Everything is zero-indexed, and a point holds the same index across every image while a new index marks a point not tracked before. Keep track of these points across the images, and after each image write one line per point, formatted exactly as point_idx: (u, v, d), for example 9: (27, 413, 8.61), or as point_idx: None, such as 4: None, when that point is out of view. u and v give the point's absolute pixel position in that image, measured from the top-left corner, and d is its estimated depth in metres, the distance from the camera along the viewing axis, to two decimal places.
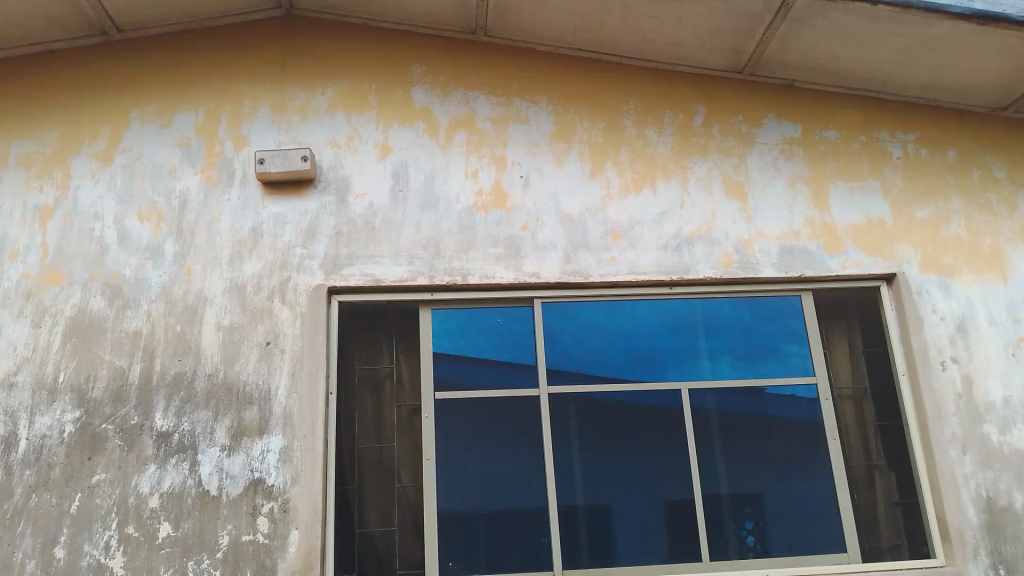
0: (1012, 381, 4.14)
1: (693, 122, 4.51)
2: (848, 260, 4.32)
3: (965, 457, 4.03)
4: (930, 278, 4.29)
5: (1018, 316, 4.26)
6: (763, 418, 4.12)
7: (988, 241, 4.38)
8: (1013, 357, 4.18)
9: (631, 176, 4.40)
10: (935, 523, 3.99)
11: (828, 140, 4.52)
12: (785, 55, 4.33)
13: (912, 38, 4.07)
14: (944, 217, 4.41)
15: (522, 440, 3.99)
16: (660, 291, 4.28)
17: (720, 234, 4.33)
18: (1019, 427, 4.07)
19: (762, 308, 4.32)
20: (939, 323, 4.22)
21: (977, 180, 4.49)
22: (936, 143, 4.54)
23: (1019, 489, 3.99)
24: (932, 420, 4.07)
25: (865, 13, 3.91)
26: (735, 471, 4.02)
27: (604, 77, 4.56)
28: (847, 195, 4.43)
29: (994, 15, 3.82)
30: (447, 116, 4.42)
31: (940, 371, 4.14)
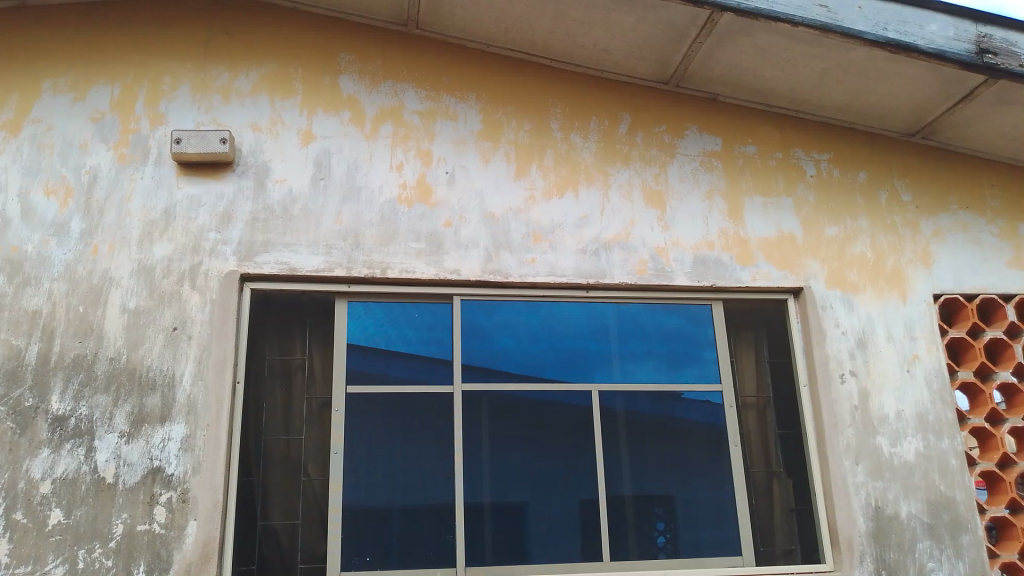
0: (905, 395, 4.34)
1: (618, 129, 4.58)
2: (758, 272, 4.45)
3: (858, 467, 4.20)
4: (835, 294, 4.46)
5: (914, 334, 4.46)
6: (669, 422, 4.22)
7: (890, 261, 4.58)
8: (908, 373, 4.38)
9: (555, 179, 4.44)
10: (827, 530, 4.15)
11: (746, 155, 4.65)
12: (709, 69, 4.43)
13: (829, 61, 4.21)
14: (850, 236, 4.59)
15: (433, 436, 3.98)
16: (577, 294, 4.33)
17: (638, 242, 4.41)
18: (909, 440, 4.28)
19: (675, 315, 4.43)
20: (840, 337, 4.39)
21: (883, 203, 4.69)
22: (847, 164, 4.72)
23: (905, 498, 4.18)
24: (829, 430, 4.24)
25: (785, 34, 4.03)
26: (641, 474, 4.10)
27: (534, 78, 4.58)
28: (761, 210, 4.57)
29: (905, 44, 3.97)
30: (374, 107, 4.37)
31: (840, 384, 4.31)
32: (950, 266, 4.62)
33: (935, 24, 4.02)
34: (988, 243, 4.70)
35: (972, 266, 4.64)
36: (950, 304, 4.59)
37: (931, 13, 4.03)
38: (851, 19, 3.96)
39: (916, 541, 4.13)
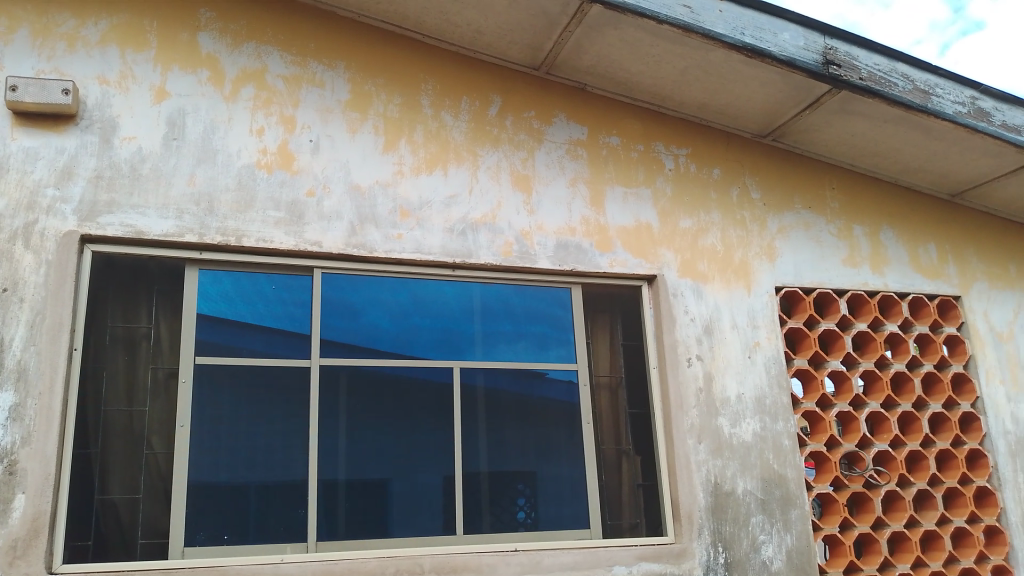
0: (745, 380, 4.62)
1: (488, 111, 4.61)
2: (615, 258, 4.61)
3: (700, 446, 4.44)
4: (685, 282, 4.69)
5: (756, 322, 4.75)
6: (526, 400, 4.33)
7: (737, 254, 4.84)
8: (749, 358, 4.67)
9: (424, 155, 4.42)
10: (669, 505, 4.37)
11: (609, 146, 4.80)
12: (578, 59, 4.53)
13: (689, 60, 4.40)
14: (702, 228, 4.83)
15: (286, 411, 3.90)
16: (442, 272, 4.35)
17: (504, 224, 4.47)
18: (747, 421, 4.56)
19: (536, 296, 4.52)
20: (689, 323, 4.62)
21: (734, 199, 4.95)
22: (703, 160, 4.95)
23: (742, 476, 4.46)
24: (675, 410, 4.45)
25: (650, 30, 4.17)
26: (496, 451, 4.18)
27: (406, 54, 4.54)
28: (621, 199, 4.72)
29: (760, 50, 4.19)
30: (235, 68, 4.21)
31: (686, 367, 4.53)
32: (791, 261, 4.94)
33: (787, 33, 4.26)
34: (826, 240, 5.05)
35: (810, 261, 4.98)
36: (790, 296, 4.92)
37: (784, 22, 4.26)
38: (712, 21, 4.14)
39: (750, 516, 4.41)
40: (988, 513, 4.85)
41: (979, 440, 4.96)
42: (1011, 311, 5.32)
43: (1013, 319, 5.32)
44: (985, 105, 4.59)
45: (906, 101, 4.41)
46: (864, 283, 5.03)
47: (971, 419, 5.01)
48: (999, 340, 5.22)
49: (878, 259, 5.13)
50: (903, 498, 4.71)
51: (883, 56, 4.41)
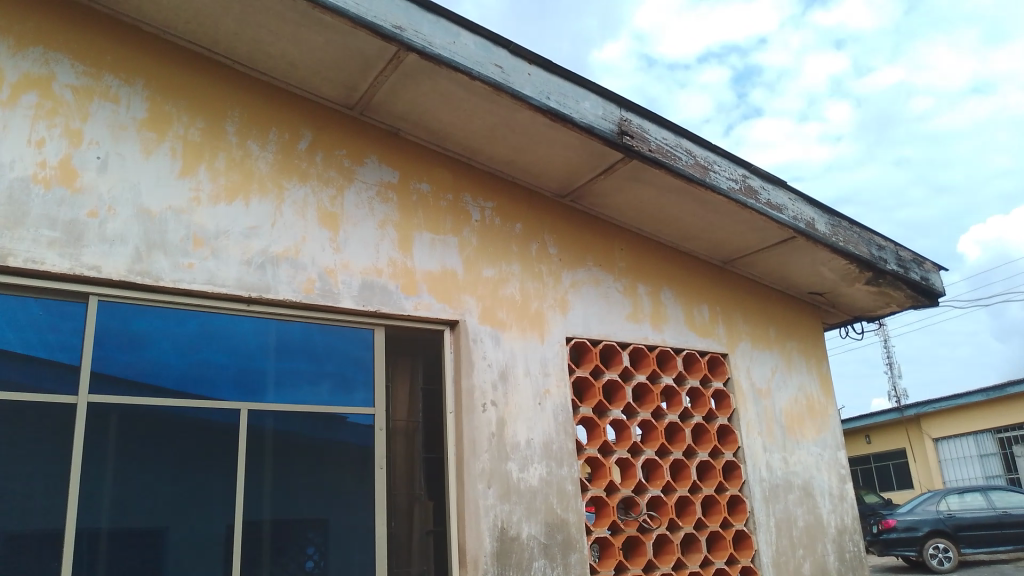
0: (534, 426, 4.78)
1: (297, 145, 4.53)
2: (420, 302, 4.62)
3: (489, 490, 4.46)
4: (485, 330, 4.79)
5: (548, 370, 4.95)
6: (316, 442, 4.22)
7: (534, 305, 5.05)
8: (539, 405, 4.84)
9: (224, 184, 4.25)
10: (456, 550, 4.38)
11: (420, 192, 4.85)
12: (391, 103, 4.59)
13: (498, 116, 4.59)
14: (503, 278, 4.98)
15: (44, 450, 3.54)
16: (236, 306, 4.16)
17: (307, 260, 4.35)
18: (534, 467, 4.69)
19: (334, 336, 4.44)
20: (486, 368, 4.70)
21: (534, 253, 5.17)
22: (508, 214, 5.14)
23: (527, 521, 4.56)
24: (467, 455, 4.48)
25: (463, 83, 4.32)
26: (281, 496, 4.02)
27: (213, 78, 4.38)
28: (428, 245, 4.77)
29: (563, 115, 4.43)
30: (16, 72, 3.85)
31: (481, 412, 4.58)
32: (582, 314, 5.23)
33: (588, 102, 4.55)
34: (614, 297, 5.41)
35: (599, 315, 5.29)
36: (579, 347, 5.20)
37: (585, 91, 4.55)
38: (521, 82, 4.34)
39: (532, 560, 4.51)
40: (743, 554, 5.31)
41: (738, 486, 5.45)
42: (769, 370, 5.94)
43: (771, 376, 5.93)
44: (754, 184, 5.15)
45: (689, 174, 4.83)
46: (645, 337, 5.42)
47: (732, 467, 5.51)
48: (758, 395, 5.79)
49: (658, 316, 5.56)
50: (671, 540, 5.07)
51: (670, 131, 4.84)
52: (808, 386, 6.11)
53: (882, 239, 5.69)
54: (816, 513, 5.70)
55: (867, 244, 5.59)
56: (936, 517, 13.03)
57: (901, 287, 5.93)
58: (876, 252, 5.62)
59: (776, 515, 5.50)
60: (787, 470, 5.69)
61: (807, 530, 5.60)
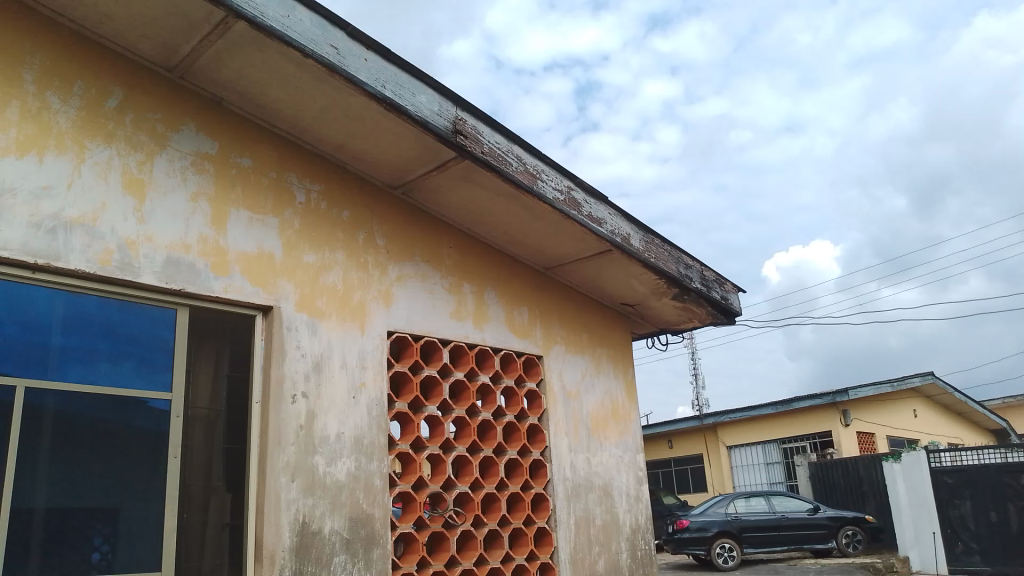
0: (346, 419, 4.67)
1: (105, 103, 4.17)
2: (230, 284, 4.39)
3: (292, 483, 4.32)
4: (301, 317, 4.62)
5: (365, 363, 4.86)
6: (102, 426, 3.91)
7: (356, 295, 4.93)
8: (353, 399, 4.74)
9: (15, 137, 3.83)
10: (252, 544, 4.19)
11: (240, 168, 4.60)
12: (216, 71, 4.33)
13: (330, 98, 4.45)
14: (325, 265, 4.83)
15: None
16: (19, 273, 3.76)
17: (105, 229, 4.01)
18: (343, 461, 4.59)
19: (132, 314, 4.13)
20: (299, 358, 4.54)
21: (360, 243, 5.05)
22: (334, 199, 4.99)
23: (330, 515, 4.45)
24: (272, 446, 4.30)
25: (295, 60, 4.16)
26: (58, 483, 3.69)
27: (12, 18, 3.94)
28: (245, 224, 4.54)
29: (397, 105, 4.36)
30: None
31: (290, 403, 4.42)
32: (405, 308, 5.16)
33: (424, 96, 4.50)
34: (439, 293, 5.38)
35: (422, 311, 5.25)
36: (400, 340, 5.15)
37: (422, 85, 4.51)
38: (356, 67, 4.23)
39: (333, 555, 4.41)
40: (543, 550, 5.49)
41: (543, 485, 5.62)
42: (579, 373, 6.16)
43: (581, 380, 6.16)
44: (578, 196, 5.33)
45: (517, 180, 4.91)
46: (466, 336, 5.45)
47: (539, 466, 5.68)
48: (568, 398, 6.00)
49: (480, 316, 5.60)
50: (475, 537, 5.13)
51: (502, 135, 4.91)
52: (614, 391, 6.40)
53: (690, 259, 6.08)
54: (613, 512, 5.98)
55: (676, 262, 5.96)
56: (724, 519, 14.13)
57: (704, 304, 6.36)
58: (683, 269, 5.99)
59: (576, 513, 5.71)
60: (589, 470, 5.93)
61: (603, 528, 5.86)
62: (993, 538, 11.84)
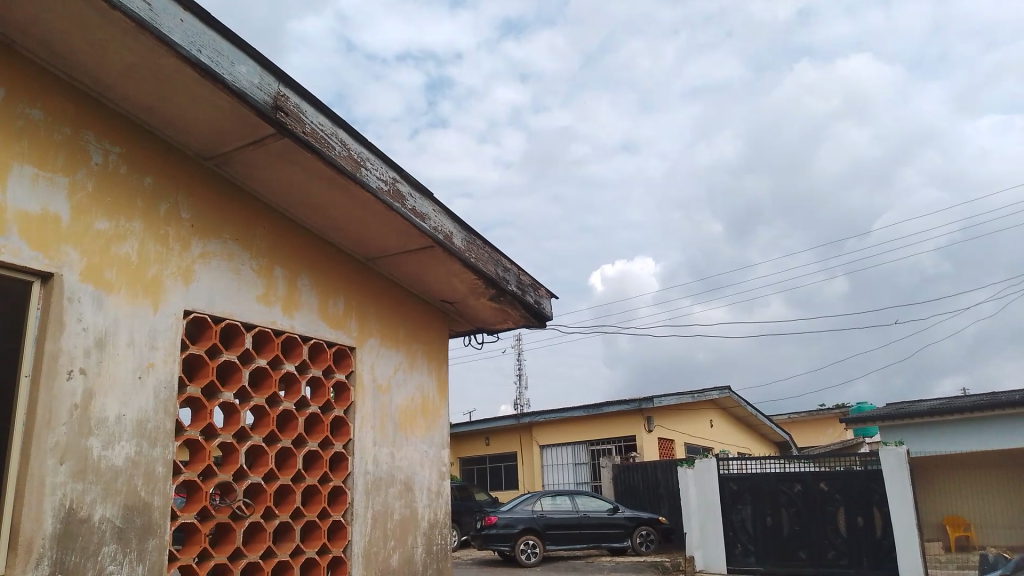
0: (129, 401, 4.37)
1: None
2: (6, 246, 3.97)
3: (60, 467, 3.99)
4: (86, 289, 4.28)
5: (156, 343, 4.57)
6: None
7: (152, 270, 4.63)
8: (139, 379, 4.44)
9: None
10: (7, 532, 3.78)
11: (29, 119, 4.17)
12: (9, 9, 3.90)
13: (140, 57, 4.16)
14: (120, 234, 4.50)
15: None
16: None
17: None
18: (122, 444, 4.29)
19: None
20: (80, 333, 4.20)
21: (162, 215, 4.75)
22: (136, 164, 4.66)
23: (102, 502, 4.15)
24: (40, 426, 3.93)
25: (102, 11, 3.84)
26: None
27: None
28: (30, 181, 4.12)
29: (213, 73, 4.14)
30: None
31: (65, 380, 4.08)
32: (207, 288, 4.90)
33: (245, 68, 4.31)
34: (246, 275, 5.16)
35: (226, 292, 5.01)
36: (198, 322, 4.88)
37: (243, 55, 4.31)
38: (170, 27, 3.96)
39: (102, 545, 4.11)
40: (336, 544, 5.41)
41: (341, 478, 5.54)
42: (392, 367, 6.12)
43: (392, 374, 6.12)
44: (402, 188, 5.30)
45: (339, 165, 4.81)
46: (272, 321, 5.26)
47: (339, 459, 5.58)
48: (377, 391, 5.94)
49: (290, 302, 5.42)
50: (264, 529, 4.99)
51: (327, 118, 4.79)
52: (425, 386, 6.42)
53: (508, 263, 6.27)
54: (412, 507, 6.00)
55: (494, 263, 6.10)
56: (530, 516, 14.54)
57: (518, 307, 6.55)
58: (499, 272, 6.14)
59: (374, 507, 5.68)
60: (392, 465, 5.91)
61: (401, 523, 5.86)
62: (766, 540, 13.06)
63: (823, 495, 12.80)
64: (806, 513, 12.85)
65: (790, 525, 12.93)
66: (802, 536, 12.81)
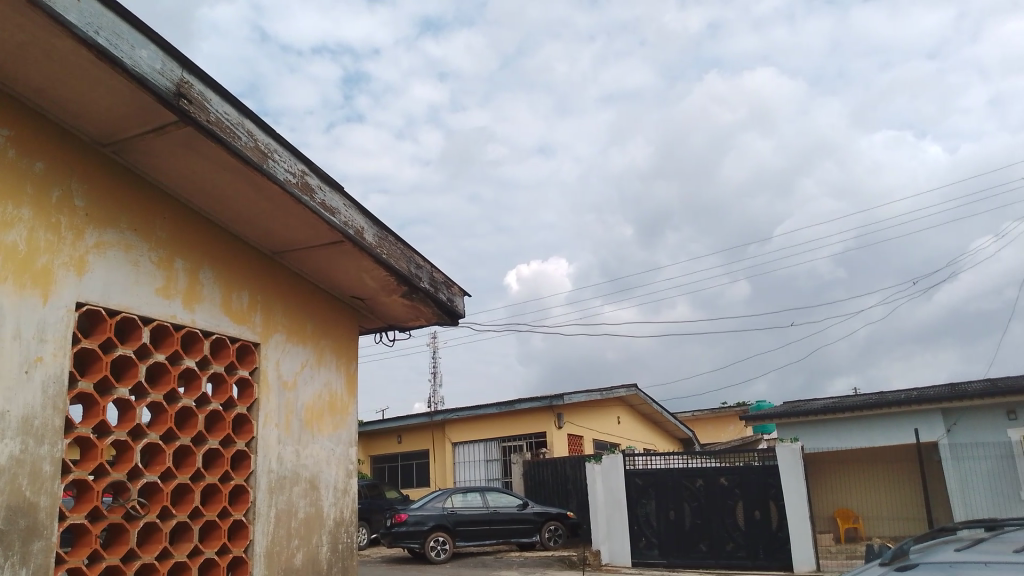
0: (13, 397, 4.15)
1: None
2: None
3: None
4: None
5: (45, 336, 4.36)
6: None
7: (41, 260, 4.41)
8: (25, 374, 4.23)
9: None
10: None
11: None
12: None
13: (31, 35, 3.95)
14: (6, 221, 4.27)
15: None
16: None
17: None
18: (5, 442, 4.08)
19: None
20: None
21: (54, 202, 4.53)
22: (26, 148, 4.43)
23: None
24: None
25: None
26: None
27: None
28: None
29: (111, 56, 3.98)
30: None
31: None
32: (102, 279, 4.71)
33: (146, 52, 4.16)
34: (144, 267, 4.98)
35: (123, 284, 4.82)
36: (92, 315, 4.68)
37: (144, 39, 4.17)
38: (65, 6, 3.78)
39: None
40: (237, 544, 5.29)
41: (244, 477, 5.41)
42: (298, 363, 6.02)
43: (299, 370, 6.02)
44: (311, 181, 5.22)
45: (245, 155, 4.71)
46: (172, 315, 5.09)
47: (242, 457, 5.45)
48: (282, 387, 5.84)
49: (192, 296, 5.26)
50: (160, 529, 4.83)
51: (233, 107, 4.68)
52: (333, 383, 6.34)
53: (420, 259, 6.25)
54: (317, 505, 5.92)
55: (406, 260, 6.08)
56: (440, 514, 14.52)
57: (430, 304, 6.55)
58: (411, 268, 6.12)
59: (278, 505, 5.58)
60: (297, 463, 5.81)
61: (305, 522, 5.78)
62: (668, 534, 13.44)
63: (723, 490, 13.25)
64: (707, 507, 13.28)
65: (691, 519, 13.36)
66: (703, 530, 13.23)
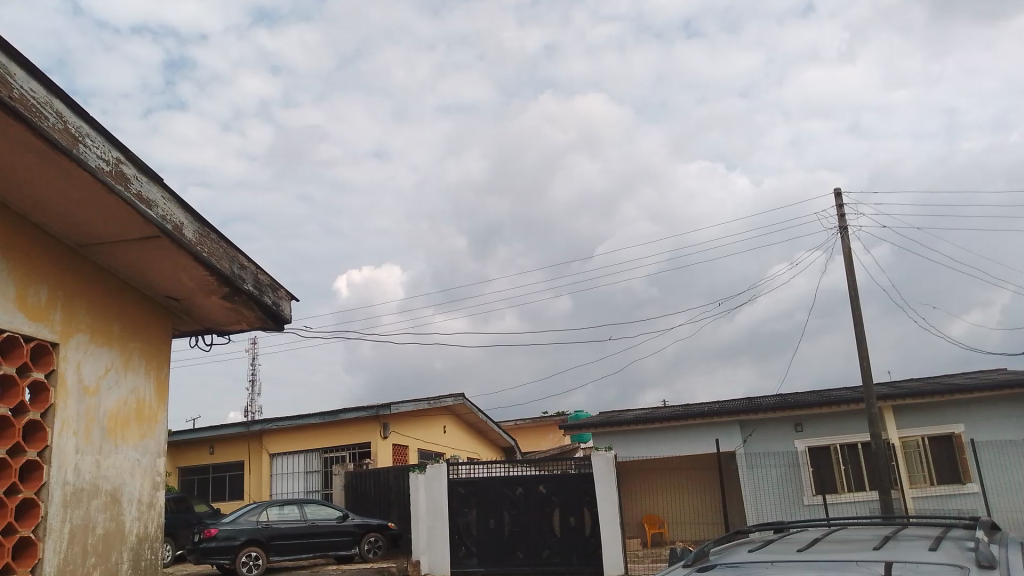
0: None
1: None
2: None
3: None
4: None
5: None
6: None
7: None
8: None
9: None
10: None
11: None
12: None
13: None
14: None
15: None
16: None
17: None
18: None
19: None
20: None
21: None
22: None
23: None
24: None
25: None
26: None
27: None
28: None
29: None
30: None
31: None
32: None
33: None
34: None
35: None
36: None
37: None
38: None
39: None
40: (23, 564, 4.72)
41: (35, 490, 4.89)
42: (101, 367, 5.57)
43: (102, 374, 5.57)
44: (126, 170, 4.87)
45: (52, 138, 4.31)
46: None
47: (33, 468, 4.93)
48: (83, 393, 5.38)
49: None
50: None
51: (39, 84, 4.28)
52: (141, 389, 5.93)
53: (244, 260, 6.00)
54: (119, 520, 5.52)
55: (229, 260, 5.81)
56: (254, 527, 13.90)
57: (253, 308, 6.30)
58: (234, 269, 5.85)
59: (73, 521, 5.12)
60: (96, 474, 5.37)
61: (104, 538, 5.36)
62: (487, 543, 13.66)
63: (541, 497, 13.64)
64: (525, 514, 13.63)
65: (510, 526, 13.65)
66: (521, 537, 13.56)
